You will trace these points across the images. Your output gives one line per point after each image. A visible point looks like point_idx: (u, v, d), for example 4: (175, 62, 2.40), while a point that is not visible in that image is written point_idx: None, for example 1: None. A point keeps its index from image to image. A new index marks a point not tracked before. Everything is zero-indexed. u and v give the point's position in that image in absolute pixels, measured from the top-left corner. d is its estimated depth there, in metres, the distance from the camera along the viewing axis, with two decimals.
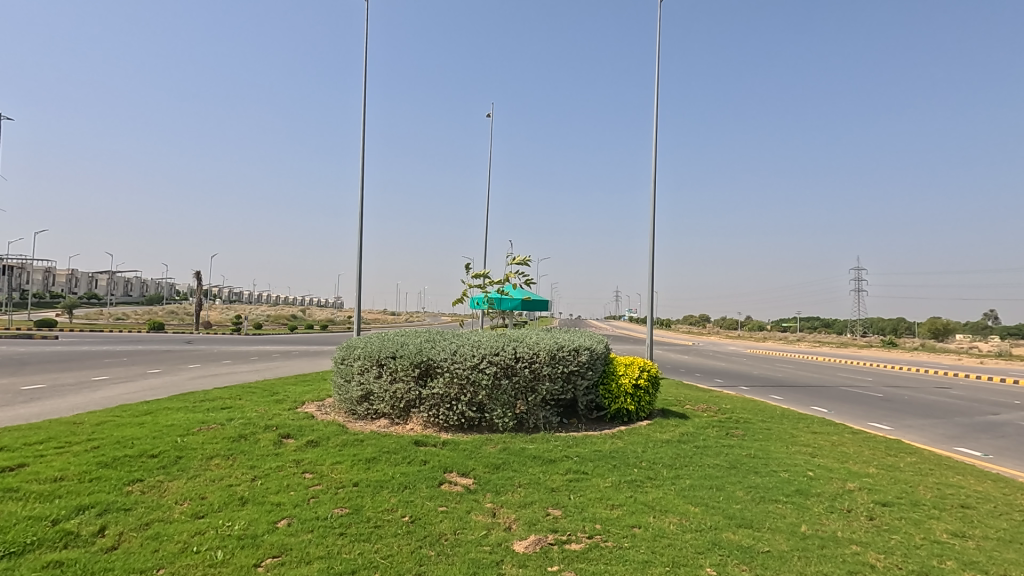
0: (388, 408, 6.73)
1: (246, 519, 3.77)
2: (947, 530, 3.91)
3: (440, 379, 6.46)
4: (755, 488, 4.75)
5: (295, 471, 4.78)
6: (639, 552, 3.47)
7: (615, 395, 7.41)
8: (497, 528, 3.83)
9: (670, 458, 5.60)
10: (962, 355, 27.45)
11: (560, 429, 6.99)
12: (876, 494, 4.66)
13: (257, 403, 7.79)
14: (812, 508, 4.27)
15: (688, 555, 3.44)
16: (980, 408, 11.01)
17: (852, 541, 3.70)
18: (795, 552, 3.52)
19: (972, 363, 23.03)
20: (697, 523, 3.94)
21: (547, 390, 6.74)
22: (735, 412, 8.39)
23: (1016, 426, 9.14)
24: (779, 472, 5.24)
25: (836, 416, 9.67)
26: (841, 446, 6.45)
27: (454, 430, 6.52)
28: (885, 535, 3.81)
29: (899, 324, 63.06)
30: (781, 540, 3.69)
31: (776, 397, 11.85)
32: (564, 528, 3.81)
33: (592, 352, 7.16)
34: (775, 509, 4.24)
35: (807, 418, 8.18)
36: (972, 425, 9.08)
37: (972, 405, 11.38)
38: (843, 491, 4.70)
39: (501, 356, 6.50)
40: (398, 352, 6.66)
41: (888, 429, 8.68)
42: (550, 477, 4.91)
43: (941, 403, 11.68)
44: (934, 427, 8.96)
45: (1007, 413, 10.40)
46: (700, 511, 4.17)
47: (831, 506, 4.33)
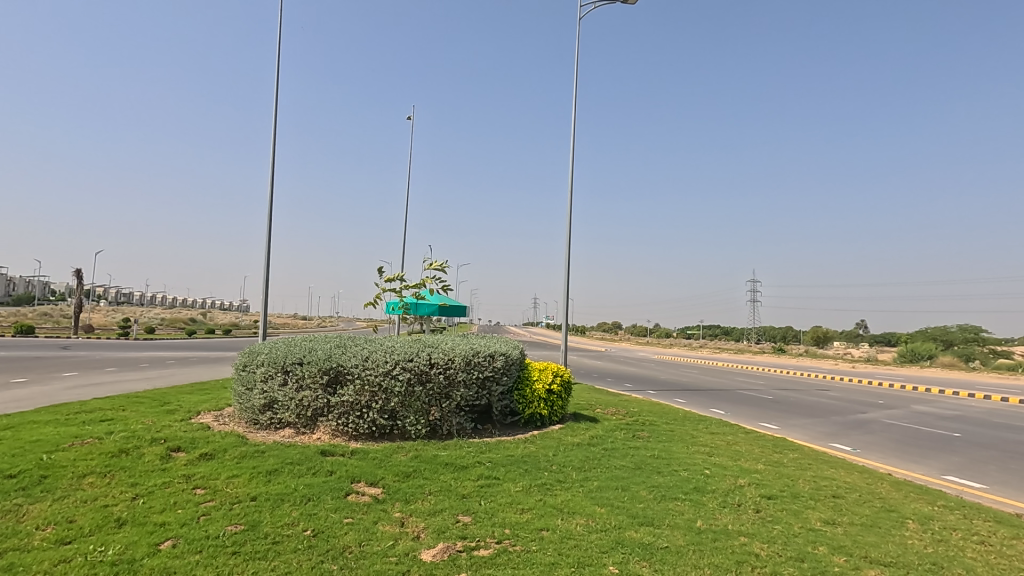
0: (294, 417, 6.40)
1: (124, 542, 3.42)
2: (821, 518, 4.32)
3: (349, 387, 6.24)
4: (657, 487, 4.99)
5: (184, 487, 4.40)
6: (545, 554, 3.52)
7: (529, 400, 7.52)
8: (404, 537, 3.75)
9: (578, 460, 5.77)
10: (837, 360, 30.64)
11: (474, 435, 6.98)
12: (762, 488, 5.06)
13: (144, 414, 7.12)
14: (707, 504, 4.56)
15: (593, 554, 3.55)
16: (852, 407, 12.30)
17: (740, 532, 3.99)
18: (690, 546, 3.74)
19: (845, 367, 25.86)
20: (602, 523, 4.08)
21: (461, 396, 6.70)
22: (640, 414, 8.84)
23: (879, 423, 10.31)
24: (679, 471, 5.55)
25: (733, 417, 10.43)
26: (734, 445, 6.96)
27: (364, 438, 6.32)
28: (769, 526, 4.14)
29: (787, 333, 69.26)
30: (678, 535, 3.90)
31: (679, 399, 12.62)
32: (472, 535, 3.79)
33: (507, 357, 7.24)
34: (674, 506, 4.48)
35: (705, 419, 8.76)
36: (845, 423, 10.13)
37: (846, 404, 12.71)
38: (734, 487, 5.05)
39: (415, 362, 6.37)
40: (306, 358, 6.35)
41: (776, 428, 9.48)
42: (462, 483, 4.88)
43: (821, 403, 12.93)
44: (814, 425, 9.90)
45: (873, 411, 11.71)
46: (606, 512, 4.32)
47: (723, 501, 4.64)
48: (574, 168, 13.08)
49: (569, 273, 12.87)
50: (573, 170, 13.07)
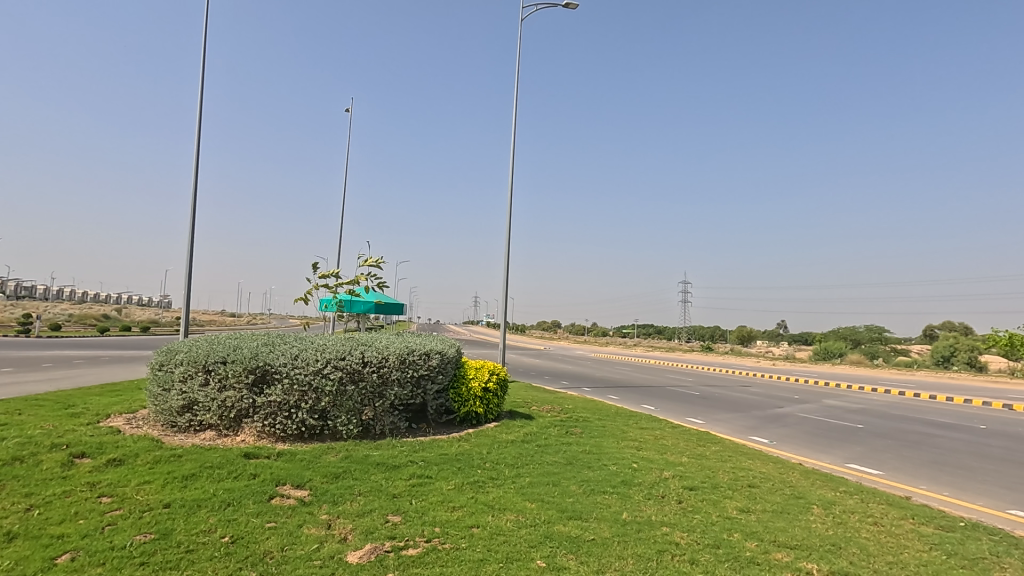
0: (216, 418, 6.08)
1: (14, 558, 3.14)
2: (737, 506, 4.59)
3: (277, 386, 6.00)
4: (586, 481, 5.12)
5: (88, 496, 4.09)
6: (474, 551, 3.54)
7: (464, 398, 7.51)
8: (330, 539, 3.65)
9: (512, 457, 5.82)
10: (758, 358, 32.62)
11: (408, 434, 6.89)
12: (685, 479, 5.30)
13: (44, 418, 6.53)
14: (633, 496, 4.73)
15: (521, 549, 3.60)
16: (770, 402, 13.13)
17: (662, 522, 4.16)
18: (615, 537, 3.86)
19: (765, 364, 27.59)
20: (532, 518, 4.14)
21: (395, 395, 6.60)
22: (574, 411, 9.04)
23: (793, 416, 11.06)
24: (608, 465, 5.73)
25: (662, 412, 10.86)
26: (661, 439, 7.25)
27: (292, 439, 6.10)
28: (689, 515, 4.35)
29: (714, 332, 72.84)
30: (605, 527, 4.02)
31: (612, 396, 13.01)
32: (401, 534, 3.75)
33: (442, 355, 7.20)
34: (602, 500, 4.61)
35: (636, 414, 9.08)
36: (763, 417, 10.79)
37: (765, 399, 13.55)
38: (659, 480, 5.26)
39: (348, 360, 6.21)
40: (229, 357, 6.05)
41: (701, 422, 9.96)
42: (393, 483, 4.81)
43: (742, 398, 13.71)
44: (735, 419, 10.48)
45: (788, 405, 12.54)
46: (536, 507, 4.38)
47: (648, 493, 4.83)
48: (514, 169, 13.21)
49: (508, 272, 12.96)
50: (512, 170, 13.17)
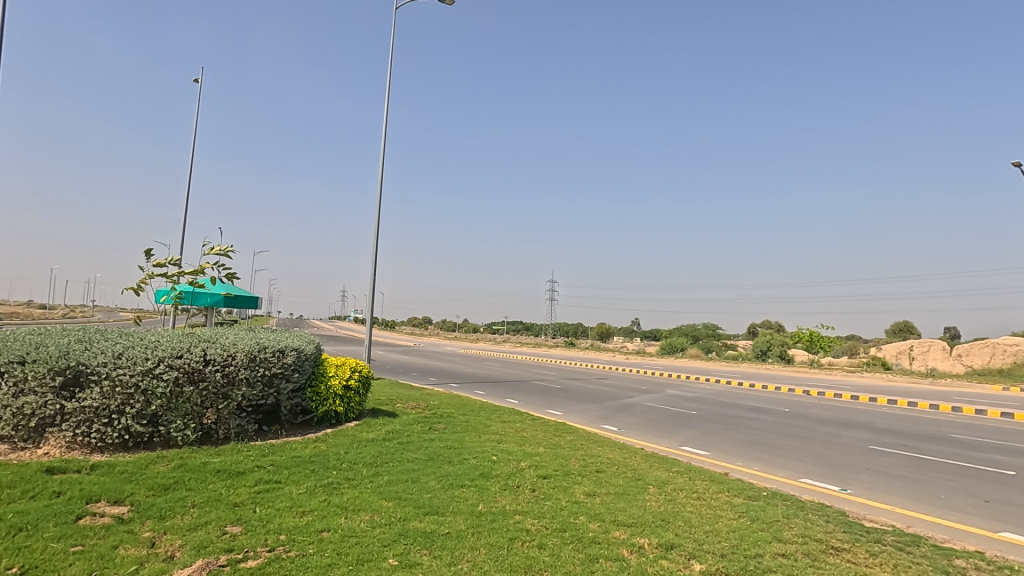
0: (8, 429, 5.12)
1: None
2: (584, 491, 4.92)
3: (94, 389, 5.21)
4: (446, 476, 5.16)
5: None
6: (322, 556, 3.38)
7: (323, 397, 7.15)
8: (153, 559, 3.26)
9: (370, 456, 5.67)
10: (614, 352, 35.36)
11: (257, 437, 6.39)
12: (540, 469, 5.57)
13: None
14: (490, 488, 4.87)
15: (373, 549, 3.52)
16: (622, 393, 14.29)
17: (516, 511, 4.33)
18: (469, 529, 3.94)
19: (620, 358, 29.97)
20: (387, 517, 4.07)
21: (242, 395, 6.07)
22: (440, 407, 9.05)
23: (640, 405, 12.15)
24: (468, 459, 5.82)
25: (525, 405, 11.30)
26: (521, 431, 7.55)
27: (112, 449, 5.34)
28: (541, 502, 4.57)
29: (578, 328, 77.32)
30: (460, 520, 4.09)
31: (479, 391, 13.24)
32: (240, 545, 3.47)
33: (299, 352, 6.78)
34: (460, 493, 4.67)
35: (499, 408, 9.34)
36: (615, 407, 11.72)
37: (617, 391, 14.72)
38: (516, 470, 5.47)
39: (185, 359, 5.58)
40: (30, 356, 5.13)
41: (560, 414, 10.53)
42: (234, 491, 4.43)
43: (598, 390, 14.75)
44: (591, 410, 11.25)
45: (636, 396, 13.76)
46: (392, 505, 4.31)
47: (504, 484, 4.99)
48: (384, 161, 12.84)
49: (376, 265, 12.57)
50: (383, 161, 12.79)
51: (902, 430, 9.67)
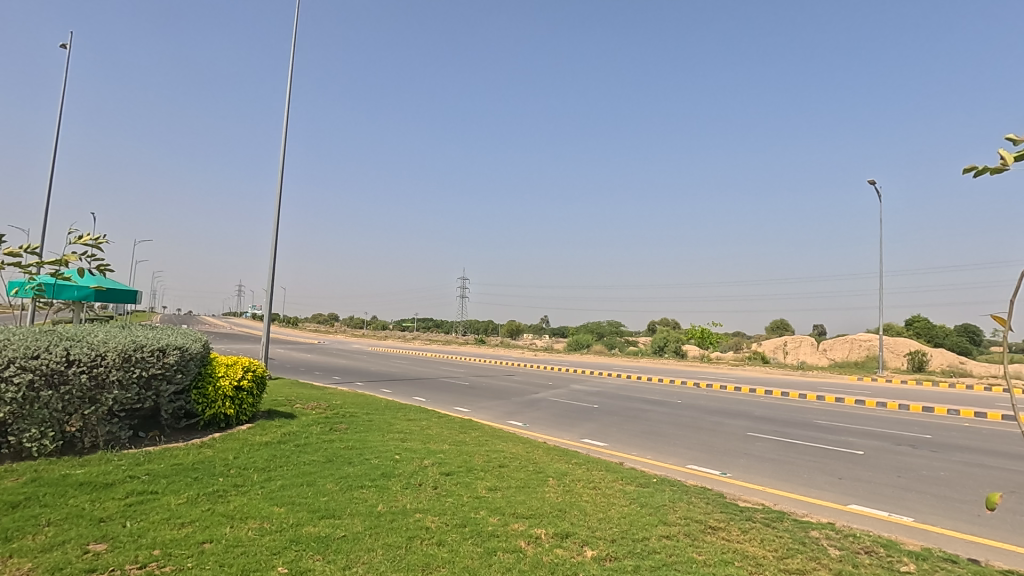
0: None
1: None
2: (486, 486, 4.98)
3: None
4: (344, 478, 4.99)
5: None
6: (203, 569, 3.15)
7: (211, 400, 6.64)
8: None
9: (263, 460, 5.36)
10: (523, 349, 35.99)
11: (131, 445, 5.82)
12: (443, 466, 5.56)
13: None
14: (390, 487, 4.78)
15: (261, 559, 3.33)
16: (528, 389, 14.60)
17: (416, 510, 4.29)
18: (367, 530, 3.85)
19: (528, 355, 30.57)
20: (278, 523, 3.87)
21: (114, 399, 5.49)
22: (342, 406, 8.74)
23: (545, 401, 12.48)
24: (369, 459, 5.68)
25: (432, 403, 11.20)
26: (426, 429, 7.48)
27: None
28: (443, 499, 4.57)
29: (488, 326, 77.94)
30: (358, 522, 3.98)
31: (385, 390, 12.94)
32: (104, 565, 3.14)
33: (183, 352, 6.25)
34: (358, 495, 4.54)
35: (405, 407, 9.19)
36: (521, 402, 11.94)
37: (524, 387, 15.02)
38: (419, 469, 5.42)
39: (42, 360, 4.95)
40: None
41: (467, 411, 10.56)
42: (101, 505, 4.00)
43: (506, 387, 14.96)
44: (497, 406, 11.39)
45: (542, 392, 14.12)
46: (284, 511, 4.11)
47: (406, 483, 4.93)
48: (286, 148, 12.14)
49: (274, 258, 11.88)
50: (285, 148, 12.12)
51: (775, 418, 10.73)
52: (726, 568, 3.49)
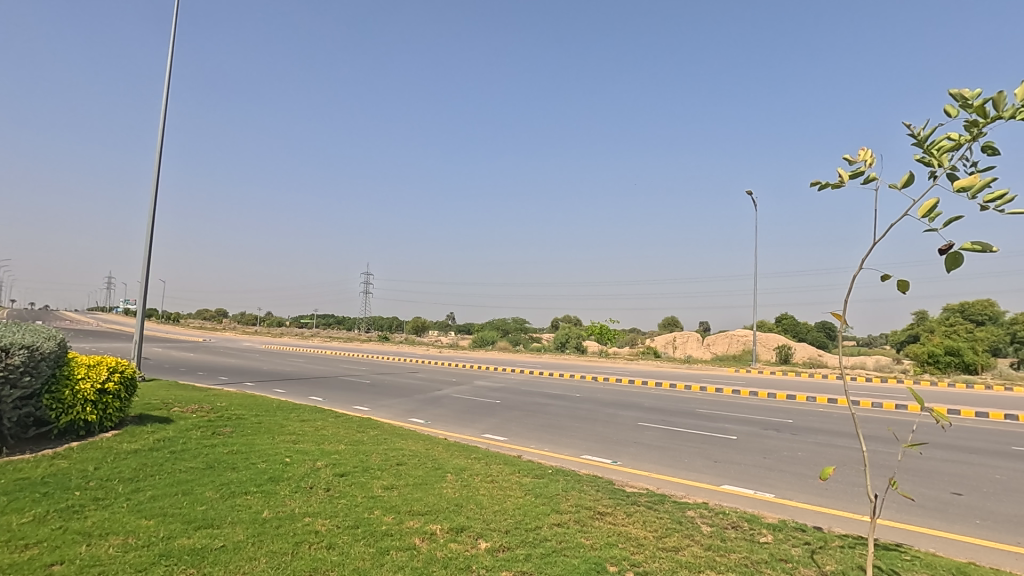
0: None
1: None
2: (382, 485, 4.89)
3: None
4: (226, 484, 4.67)
5: None
6: None
7: (68, 405, 5.91)
8: None
9: (130, 470, 4.86)
10: (428, 346, 35.64)
11: None
12: (338, 467, 5.38)
13: None
14: (278, 492, 4.55)
15: None
16: (431, 386, 14.49)
17: (305, 514, 4.12)
18: (250, 539, 3.64)
19: (433, 352, 30.30)
20: (146, 538, 3.54)
21: None
22: (227, 409, 8.14)
23: (448, 397, 12.46)
24: (256, 463, 5.35)
25: (329, 403, 10.76)
26: (321, 430, 7.18)
27: None
28: (335, 501, 4.42)
29: (392, 322, 76.16)
30: (239, 530, 3.74)
31: (278, 390, 12.22)
32: None
33: (33, 351, 5.50)
34: (242, 501, 4.27)
35: (299, 407, 8.75)
36: (423, 400, 11.83)
37: (427, 384, 14.89)
38: (311, 471, 5.19)
39: None
40: None
41: (366, 409, 10.27)
42: None
43: (408, 384, 14.74)
44: (399, 404, 11.19)
45: (446, 388, 14.07)
46: (154, 523, 3.77)
47: (295, 486, 4.71)
48: (165, 128, 11.06)
49: (150, 247, 10.80)
50: (164, 127, 11.04)
51: (663, 408, 11.51)
52: (611, 550, 3.70)
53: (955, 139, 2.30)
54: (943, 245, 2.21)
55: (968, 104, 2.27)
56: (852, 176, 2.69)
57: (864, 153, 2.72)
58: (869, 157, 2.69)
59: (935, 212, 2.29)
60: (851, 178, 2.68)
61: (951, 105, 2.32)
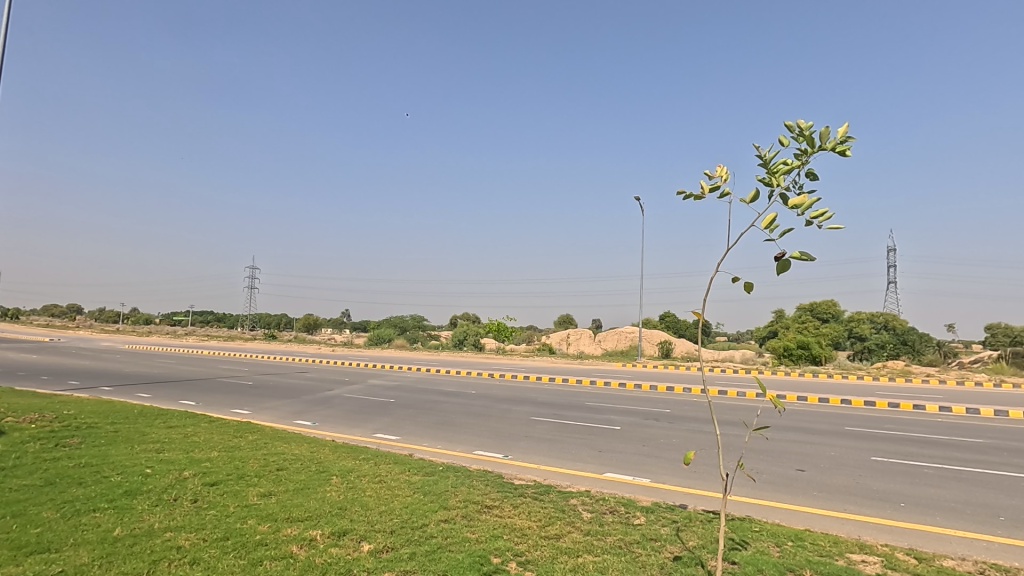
0: None
1: None
2: (258, 493, 4.58)
3: None
4: (70, 502, 4.13)
5: None
6: None
7: None
8: None
9: None
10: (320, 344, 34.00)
11: None
12: (208, 476, 4.96)
13: None
14: (135, 507, 4.10)
15: None
16: (321, 386, 13.85)
17: (166, 529, 3.76)
18: (96, 561, 3.25)
19: (326, 350, 28.97)
20: None
21: None
22: (76, 417, 7.20)
23: (338, 398, 11.98)
24: (109, 476, 4.78)
25: (202, 407, 9.89)
26: (191, 436, 6.59)
27: None
28: (203, 513, 4.08)
29: (281, 319, 71.67)
30: (83, 553, 3.33)
31: (141, 394, 11.02)
32: None
33: None
34: (89, 520, 3.80)
35: (166, 412, 7.96)
36: (311, 401, 11.27)
37: (316, 384, 14.21)
38: (176, 481, 4.75)
39: None
40: None
41: (246, 413, 9.58)
42: None
43: (296, 385, 13.97)
44: (284, 406, 10.58)
45: (336, 388, 13.52)
46: None
47: (156, 500, 4.27)
48: None
49: None
50: None
51: (555, 402, 11.94)
52: (496, 543, 3.77)
53: (790, 164, 2.62)
54: (779, 254, 2.50)
55: (801, 133, 2.58)
56: (710, 190, 2.97)
57: (721, 170, 3.01)
58: (724, 174, 2.99)
59: (775, 225, 2.58)
60: (710, 192, 2.95)
61: (789, 133, 2.63)
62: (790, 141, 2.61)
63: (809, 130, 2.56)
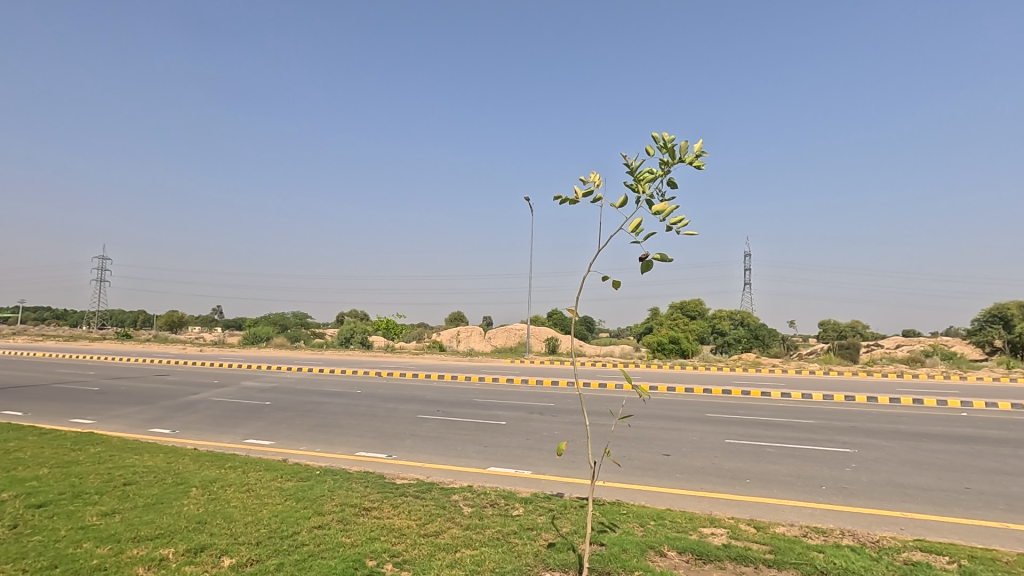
0: None
1: None
2: (98, 512, 4.06)
3: None
4: None
5: None
6: None
7: None
8: None
9: None
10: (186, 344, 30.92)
11: None
12: (33, 496, 4.30)
13: None
14: None
15: None
16: (185, 390, 12.59)
17: None
18: None
19: (193, 351, 26.41)
20: None
21: None
22: None
23: (204, 402, 10.96)
24: None
25: (32, 418, 8.55)
26: (15, 452, 5.67)
27: None
28: (24, 540, 3.52)
29: (139, 317, 64.10)
30: None
31: None
32: None
33: None
34: None
35: None
36: (172, 406, 10.20)
37: (179, 387, 12.89)
38: None
39: None
40: None
41: (90, 422, 8.44)
42: None
43: (154, 389, 12.57)
44: (138, 413, 9.47)
45: (203, 391, 12.36)
46: None
47: None
48: None
49: None
50: None
51: (442, 400, 11.89)
52: (372, 545, 3.67)
53: (654, 173, 2.84)
54: (642, 256, 2.71)
55: (664, 145, 2.81)
56: (584, 195, 3.12)
57: (593, 176, 3.18)
58: (596, 180, 3.15)
59: (640, 229, 2.79)
60: (584, 196, 3.11)
61: (654, 145, 2.84)
62: (655, 152, 2.83)
63: (671, 142, 2.79)
